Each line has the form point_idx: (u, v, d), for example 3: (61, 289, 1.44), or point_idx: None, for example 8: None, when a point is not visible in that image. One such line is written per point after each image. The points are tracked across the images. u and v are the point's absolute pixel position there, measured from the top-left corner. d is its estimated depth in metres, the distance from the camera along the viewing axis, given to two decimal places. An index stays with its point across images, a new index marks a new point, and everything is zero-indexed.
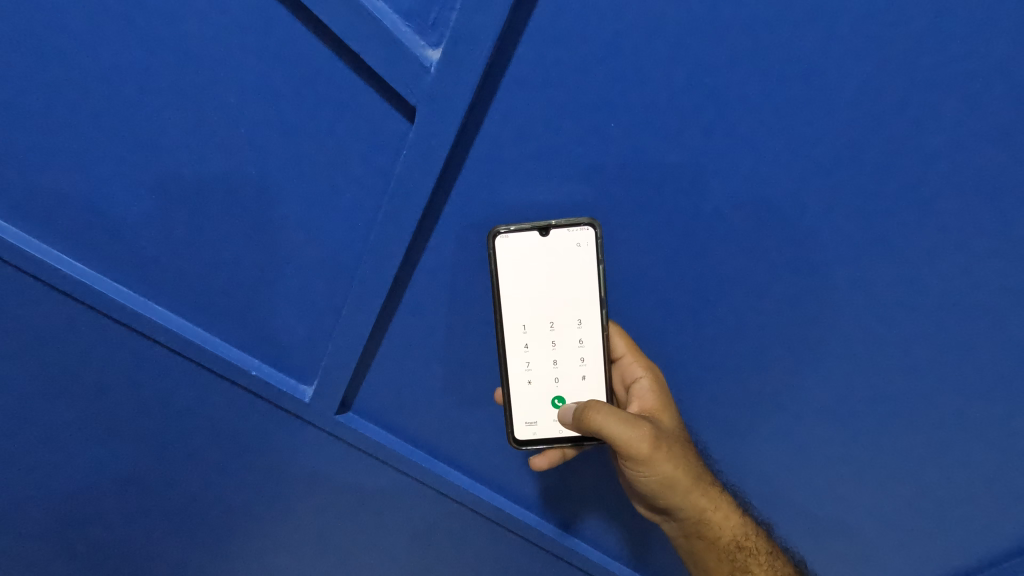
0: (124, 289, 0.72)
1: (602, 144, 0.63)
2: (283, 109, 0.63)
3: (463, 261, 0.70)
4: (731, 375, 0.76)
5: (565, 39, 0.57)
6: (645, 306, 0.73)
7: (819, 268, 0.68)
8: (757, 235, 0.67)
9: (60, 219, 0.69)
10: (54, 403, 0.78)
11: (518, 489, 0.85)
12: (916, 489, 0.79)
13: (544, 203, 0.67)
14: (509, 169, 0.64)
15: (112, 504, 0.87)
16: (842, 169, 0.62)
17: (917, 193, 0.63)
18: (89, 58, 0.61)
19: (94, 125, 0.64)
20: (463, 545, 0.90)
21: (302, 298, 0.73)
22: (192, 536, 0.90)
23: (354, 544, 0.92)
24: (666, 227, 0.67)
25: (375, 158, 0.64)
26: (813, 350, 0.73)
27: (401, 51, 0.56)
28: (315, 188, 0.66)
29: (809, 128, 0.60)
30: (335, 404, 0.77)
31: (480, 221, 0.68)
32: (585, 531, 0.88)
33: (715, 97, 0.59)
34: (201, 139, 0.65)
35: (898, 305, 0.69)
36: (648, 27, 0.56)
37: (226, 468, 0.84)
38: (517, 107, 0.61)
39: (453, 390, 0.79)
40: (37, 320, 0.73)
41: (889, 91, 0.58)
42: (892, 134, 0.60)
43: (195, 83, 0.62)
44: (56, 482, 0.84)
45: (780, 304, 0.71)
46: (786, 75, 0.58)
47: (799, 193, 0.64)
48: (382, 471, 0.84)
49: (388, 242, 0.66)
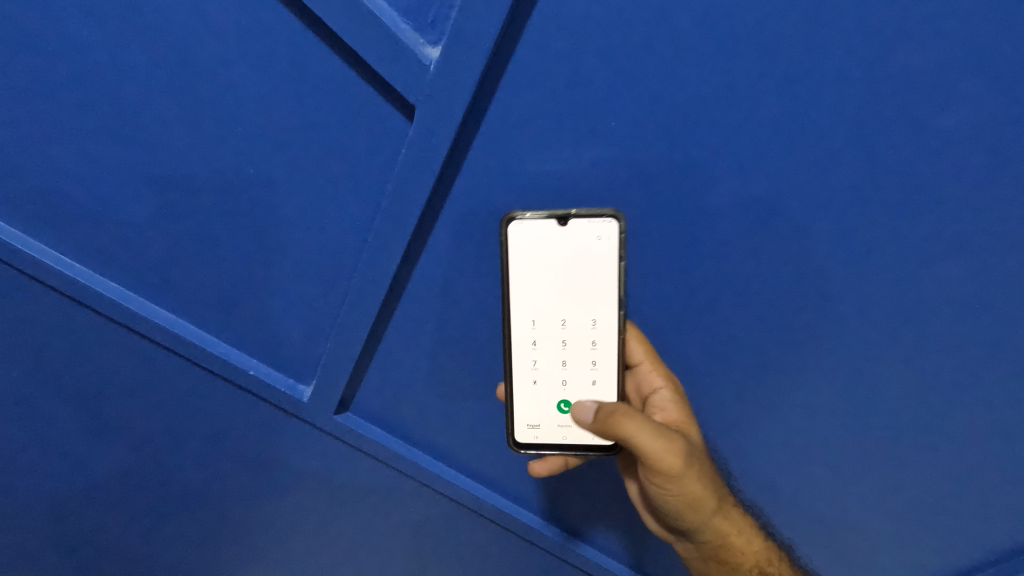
0: (115, 286, 0.67)
1: (625, 138, 0.58)
2: (275, 99, 0.58)
3: (476, 257, 0.65)
4: (758, 386, 0.71)
5: (579, 25, 0.53)
6: (668, 313, 0.67)
7: (859, 279, 0.62)
8: (789, 250, 0.62)
9: (51, 217, 0.64)
10: (41, 408, 0.74)
11: (526, 495, 0.81)
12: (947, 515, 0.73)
13: (564, 197, 0.62)
14: (525, 159, 0.60)
15: (108, 514, 0.82)
16: (882, 174, 0.57)
17: (965, 198, 0.57)
18: (77, 46, 0.57)
19: (85, 117, 0.59)
20: (466, 547, 0.86)
21: (302, 297, 0.67)
22: (193, 546, 0.85)
23: (358, 548, 0.87)
24: (698, 227, 0.62)
25: (373, 156, 0.59)
26: (848, 367, 0.67)
27: (399, 46, 0.52)
28: (304, 183, 0.62)
29: (841, 137, 0.56)
30: (333, 404, 0.73)
31: (495, 216, 0.63)
32: (597, 539, 0.84)
33: (736, 100, 0.55)
34: (177, 132, 0.60)
35: (939, 320, 0.63)
36: (668, 20, 0.52)
37: (215, 481, 0.80)
38: (530, 97, 0.56)
39: (458, 395, 0.74)
40: (21, 321, 0.69)
41: (937, 86, 0.53)
42: (940, 133, 0.54)
43: (183, 73, 0.57)
44: (49, 491, 0.79)
45: (812, 318, 0.65)
46: (821, 71, 0.53)
47: (834, 205, 0.59)
48: (384, 472, 0.79)
49: (393, 238, 0.62)
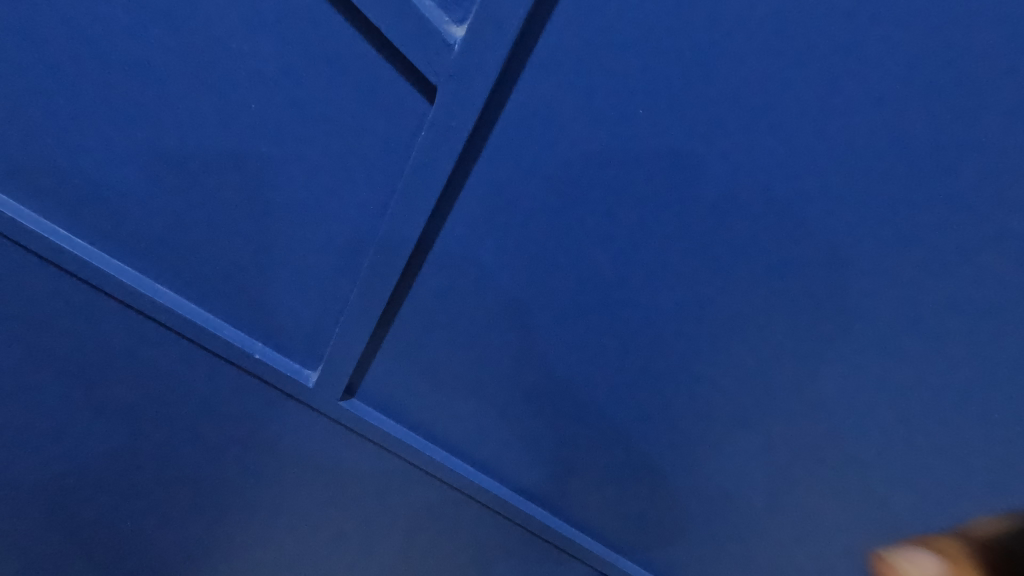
0: (121, 266, 0.85)
1: (645, 185, 0.74)
2: (327, 73, 0.71)
3: (545, 253, 0.82)
4: (751, 358, 0.86)
5: (588, 76, 0.68)
6: (704, 281, 0.80)
7: (849, 252, 0.73)
8: (732, 297, 0.81)
9: (63, 208, 0.81)
10: (66, 400, 0.96)
11: (605, 356, 0.91)
12: (978, 490, 0.86)
13: (658, 95, 0.68)
14: (548, 128, 0.72)
15: (140, 538, 1.13)
16: (852, 226, 0.71)
17: (916, 229, 0.70)
18: (47, 27, 0.69)
19: (68, 110, 0.74)
20: (467, 533, 1.17)
21: (302, 282, 0.87)
22: (199, 515, 1.12)
23: (422, 541, 1.18)
24: (709, 268, 0.79)
25: (378, 145, 0.75)
26: (812, 340, 0.82)
27: (426, 22, 0.64)
28: (262, 215, 0.82)
29: (821, 163, 0.68)
30: (397, 353, 0.95)
31: (586, 152, 0.73)
32: (624, 472, 1.05)
33: (748, 101, 0.66)
34: (111, 157, 0.77)
35: (902, 289, 0.75)
36: (654, 70, 0.66)
37: (234, 514, 1.12)
38: (557, 63, 0.67)
39: (500, 360, 0.94)
40: (41, 303, 0.87)
41: (911, 124, 0.64)
42: (915, 154, 0.66)
43: (162, 58, 0.71)
44: (73, 479, 1.05)
45: (768, 338, 0.84)
46: (803, 98, 0.65)
47: (781, 273, 0.77)
48: (423, 488, 1.10)
49: (424, 201, 0.77)
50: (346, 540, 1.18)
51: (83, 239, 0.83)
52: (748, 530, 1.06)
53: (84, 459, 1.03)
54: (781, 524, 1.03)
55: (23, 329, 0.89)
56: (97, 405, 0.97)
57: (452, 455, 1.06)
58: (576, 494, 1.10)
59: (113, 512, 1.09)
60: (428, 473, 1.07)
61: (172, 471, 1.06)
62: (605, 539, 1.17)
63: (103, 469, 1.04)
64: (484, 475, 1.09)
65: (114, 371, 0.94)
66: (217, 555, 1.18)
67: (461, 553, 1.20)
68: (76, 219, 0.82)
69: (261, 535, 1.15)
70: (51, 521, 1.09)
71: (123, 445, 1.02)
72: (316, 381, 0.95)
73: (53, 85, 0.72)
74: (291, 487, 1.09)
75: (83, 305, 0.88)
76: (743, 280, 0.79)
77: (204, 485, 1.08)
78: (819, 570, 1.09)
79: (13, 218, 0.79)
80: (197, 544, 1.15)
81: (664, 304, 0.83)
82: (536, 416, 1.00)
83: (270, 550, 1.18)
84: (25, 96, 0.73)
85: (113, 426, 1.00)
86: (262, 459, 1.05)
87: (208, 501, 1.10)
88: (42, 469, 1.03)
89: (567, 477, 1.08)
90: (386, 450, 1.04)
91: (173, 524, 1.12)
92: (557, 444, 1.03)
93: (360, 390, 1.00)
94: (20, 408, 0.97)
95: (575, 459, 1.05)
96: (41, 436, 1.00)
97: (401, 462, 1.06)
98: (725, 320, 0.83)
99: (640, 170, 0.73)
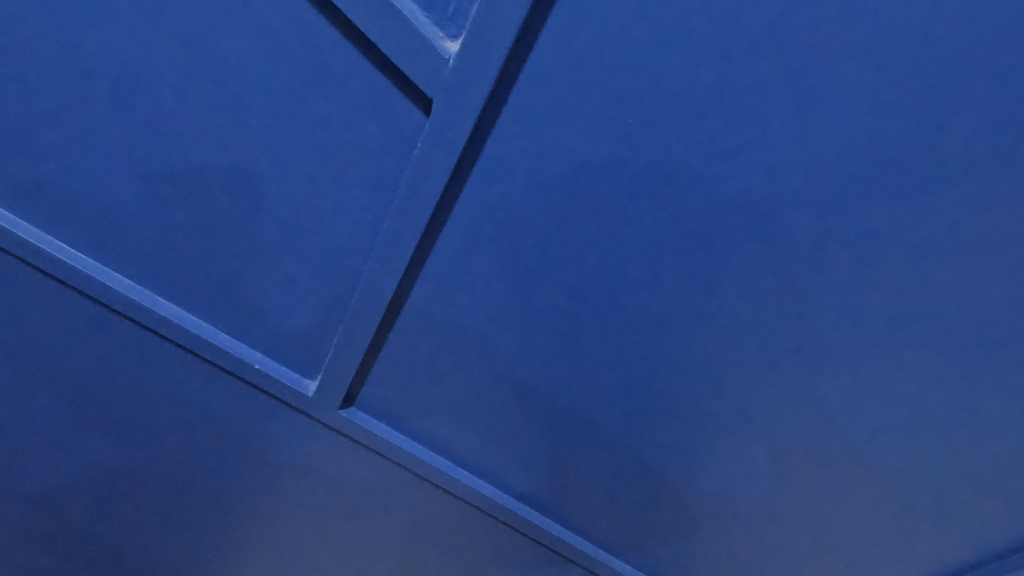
0: (120, 278, 0.85)
1: (637, 186, 0.77)
2: (324, 86, 0.71)
3: (542, 258, 0.84)
4: (740, 348, 0.90)
5: (581, 85, 0.70)
6: (695, 276, 0.84)
7: (824, 238, 0.79)
8: (720, 288, 0.84)
9: (60, 221, 0.81)
10: (64, 410, 0.95)
11: (602, 355, 0.93)
12: (978, 440, 0.93)
13: (648, 101, 0.71)
14: (543, 135, 0.74)
15: (135, 544, 1.11)
16: (828, 212, 0.77)
17: (887, 213, 0.76)
18: (45, 43, 0.69)
19: (65, 123, 0.74)
20: (466, 536, 1.16)
21: (299, 294, 0.87)
22: (195, 518, 1.10)
23: (420, 544, 1.17)
24: (699, 262, 0.82)
25: (375, 156, 0.76)
26: (797, 324, 0.86)
27: (423, 38, 0.65)
28: (259, 226, 0.82)
29: (799, 157, 0.73)
30: (396, 362, 0.95)
31: (579, 158, 0.75)
32: (620, 468, 1.06)
33: (731, 103, 0.70)
34: (109, 171, 0.77)
35: (874, 271, 0.80)
36: (644, 76, 0.69)
37: (230, 519, 1.11)
38: (552, 73, 0.69)
39: (498, 364, 0.95)
40: (40, 315, 0.87)
41: (879, 117, 0.70)
42: (882, 146, 0.71)
43: (161, 73, 0.71)
44: (69, 487, 1.04)
45: (757, 326, 0.87)
46: (783, 96, 0.69)
47: (764, 263, 0.82)
48: (422, 493, 1.09)
49: (421, 212, 0.77)
50: (343, 546, 1.18)
51: (81, 252, 0.83)
52: (746, 514, 1.09)
53: (80, 470, 1.02)
54: (799, 512, 1.07)
55: (17, 342, 0.89)
56: (94, 415, 0.97)
57: (452, 460, 1.06)
58: (573, 493, 1.10)
59: (108, 525, 1.09)
60: (427, 480, 1.07)
61: (168, 481, 1.05)
62: (601, 538, 1.17)
63: (99, 481, 1.04)
64: (483, 480, 1.09)
65: (112, 381, 0.94)
66: (214, 564, 1.17)
67: (458, 557, 1.20)
68: (71, 230, 0.81)
69: (256, 541, 1.14)
70: (46, 531, 1.08)
71: (120, 454, 1.01)
72: (316, 389, 0.95)
73: (52, 97, 0.72)
74: (286, 492, 1.08)
75: (80, 317, 0.88)
76: (733, 271, 0.83)
77: (199, 493, 1.07)
78: (812, 547, 1.12)
79: (10, 229, 0.79)
80: (192, 551, 1.14)
81: (658, 300, 0.86)
82: (535, 420, 1.01)
83: (264, 556, 1.17)
84: (21, 107, 0.73)
85: (109, 437, 0.99)
86: (258, 467, 1.05)
87: (203, 507, 1.09)
88: (36, 483, 1.02)
89: (565, 477, 1.08)
90: (385, 456, 1.03)
91: (168, 534, 1.11)
92: (554, 444, 1.04)
93: (359, 398, 1.00)
94: (16, 420, 0.95)
95: (574, 458, 1.06)
96: (37, 447, 0.98)
97: (401, 470, 1.06)
98: (718, 311, 0.86)
99: (634, 172, 0.76)
